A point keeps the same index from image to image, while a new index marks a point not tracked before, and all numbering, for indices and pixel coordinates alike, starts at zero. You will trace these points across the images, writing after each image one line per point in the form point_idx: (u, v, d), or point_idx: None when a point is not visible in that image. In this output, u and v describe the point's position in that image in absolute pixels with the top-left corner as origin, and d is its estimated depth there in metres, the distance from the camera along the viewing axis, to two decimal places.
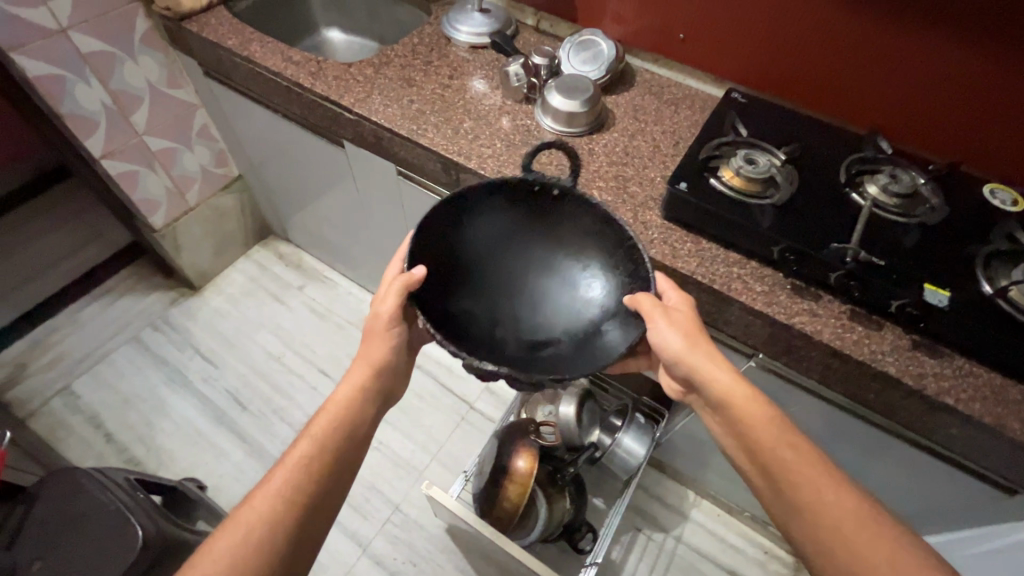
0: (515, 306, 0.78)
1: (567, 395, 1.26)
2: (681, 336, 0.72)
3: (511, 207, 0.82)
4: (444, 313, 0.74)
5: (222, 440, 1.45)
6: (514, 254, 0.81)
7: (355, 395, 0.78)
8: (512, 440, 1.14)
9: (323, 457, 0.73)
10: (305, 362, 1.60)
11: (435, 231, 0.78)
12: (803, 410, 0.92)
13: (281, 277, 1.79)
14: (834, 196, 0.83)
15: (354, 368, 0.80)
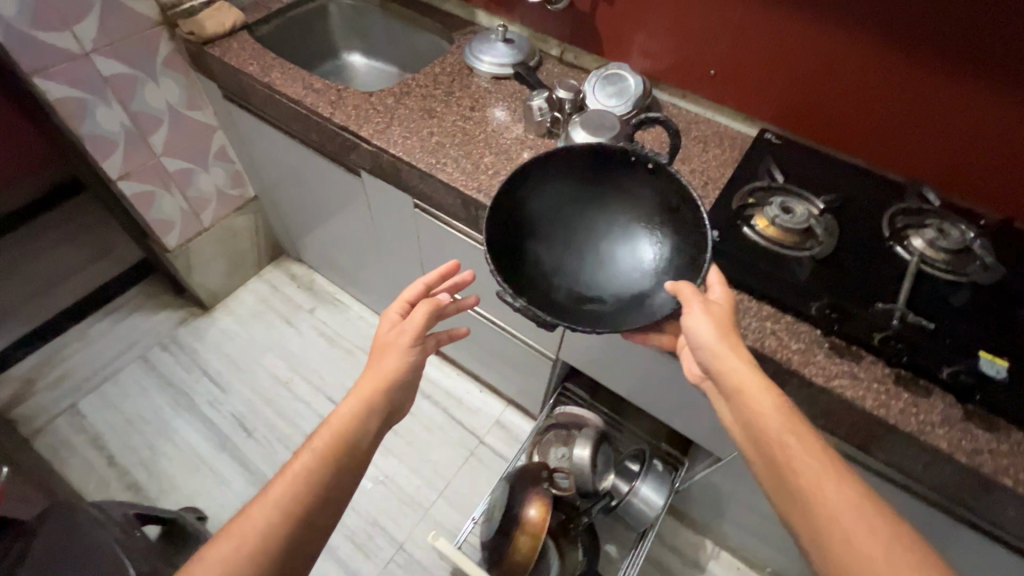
0: (581, 258, 0.87)
1: (581, 437, 1.21)
2: (717, 331, 0.67)
3: (600, 170, 0.88)
4: (516, 254, 0.84)
5: (225, 467, 1.41)
6: (593, 216, 0.89)
7: (363, 406, 0.69)
8: (523, 485, 1.09)
9: (327, 469, 0.63)
10: (313, 388, 1.56)
11: (529, 181, 0.86)
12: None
13: (292, 299, 1.76)
14: (875, 250, 0.78)
15: (365, 377, 0.72)
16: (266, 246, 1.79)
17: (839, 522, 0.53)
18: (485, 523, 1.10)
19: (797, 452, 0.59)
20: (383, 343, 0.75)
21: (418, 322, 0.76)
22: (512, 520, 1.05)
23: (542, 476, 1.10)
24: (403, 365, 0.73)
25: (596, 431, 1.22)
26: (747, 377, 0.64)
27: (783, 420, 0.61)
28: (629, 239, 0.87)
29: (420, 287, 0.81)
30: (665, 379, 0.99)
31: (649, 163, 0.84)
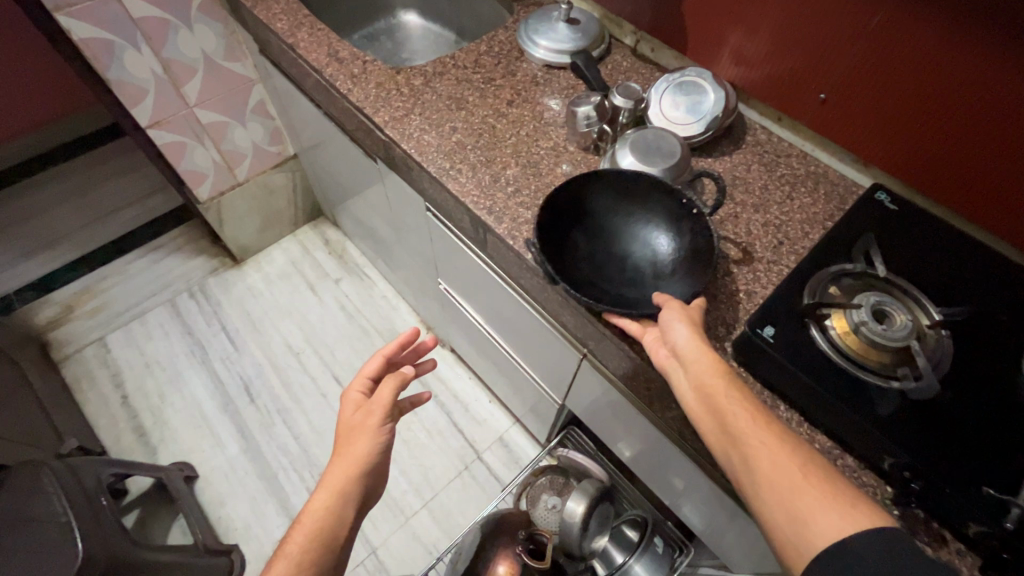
0: (604, 265, 0.71)
1: (577, 491, 1.07)
2: (687, 321, 0.57)
3: (668, 215, 0.72)
4: (552, 222, 0.71)
5: (223, 429, 1.41)
6: (651, 228, 0.73)
7: (337, 498, 0.61)
8: (497, 542, 0.97)
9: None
10: (321, 363, 1.52)
11: (604, 176, 0.74)
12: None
13: (320, 265, 1.71)
14: (999, 398, 0.56)
15: (334, 467, 0.63)
16: (303, 206, 1.73)
17: (787, 489, 0.45)
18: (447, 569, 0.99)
19: (743, 415, 0.50)
20: (348, 425, 0.67)
21: (385, 397, 0.68)
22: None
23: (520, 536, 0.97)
24: (377, 448, 0.64)
25: (596, 487, 1.08)
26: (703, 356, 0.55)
27: (726, 387, 0.52)
28: (669, 252, 0.71)
29: (379, 360, 0.75)
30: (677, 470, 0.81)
31: (696, 207, 0.69)
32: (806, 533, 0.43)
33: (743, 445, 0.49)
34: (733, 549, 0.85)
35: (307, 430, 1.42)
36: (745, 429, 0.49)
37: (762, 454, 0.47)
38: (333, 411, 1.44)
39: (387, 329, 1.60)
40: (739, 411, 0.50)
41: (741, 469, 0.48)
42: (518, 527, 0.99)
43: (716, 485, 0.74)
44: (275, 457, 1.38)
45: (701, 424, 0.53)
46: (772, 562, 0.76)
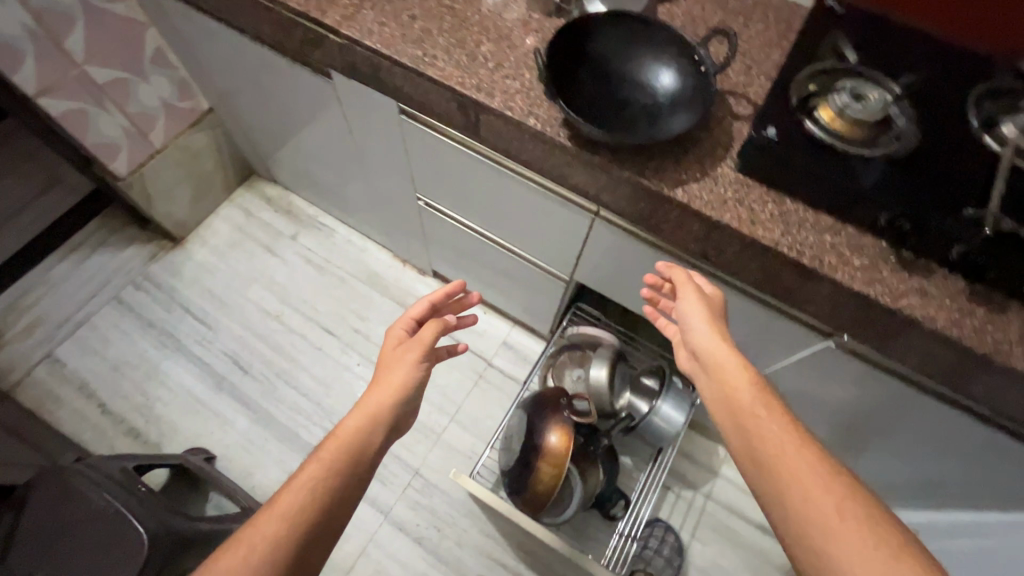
0: (604, 104, 0.76)
1: (597, 357, 1.16)
2: (709, 323, 0.69)
3: (673, 65, 0.77)
4: (561, 62, 0.76)
5: (225, 406, 1.36)
6: (654, 77, 0.77)
7: (370, 415, 0.65)
8: (543, 412, 1.03)
9: (334, 479, 0.59)
10: (306, 320, 1.49)
11: (615, 24, 0.79)
12: (878, 392, 0.82)
13: (270, 225, 1.61)
14: (958, 145, 0.66)
15: (373, 389, 0.68)
16: (232, 166, 1.60)
17: (818, 515, 0.50)
18: (505, 453, 1.06)
19: (779, 429, 0.57)
20: (388, 360, 0.72)
21: (426, 341, 0.73)
22: (541, 452, 1.00)
23: (563, 403, 1.04)
24: (404, 379, 0.69)
25: (612, 350, 1.17)
26: (732, 367, 0.64)
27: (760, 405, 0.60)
28: (671, 91, 0.76)
29: (426, 306, 0.79)
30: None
31: (703, 61, 0.74)
32: (832, 562, 0.47)
33: (777, 471, 0.54)
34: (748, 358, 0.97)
35: (313, 385, 1.41)
36: (780, 446, 0.56)
37: (796, 469, 0.53)
38: (335, 361, 1.43)
39: (363, 271, 1.57)
40: (775, 427, 0.57)
41: (776, 488, 0.53)
42: (559, 396, 1.06)
43: (732, 297, 0.83)
44: (290, 418, 1.36)
45: (732, 438, 0.60)
46: (788, 349, 0.87)
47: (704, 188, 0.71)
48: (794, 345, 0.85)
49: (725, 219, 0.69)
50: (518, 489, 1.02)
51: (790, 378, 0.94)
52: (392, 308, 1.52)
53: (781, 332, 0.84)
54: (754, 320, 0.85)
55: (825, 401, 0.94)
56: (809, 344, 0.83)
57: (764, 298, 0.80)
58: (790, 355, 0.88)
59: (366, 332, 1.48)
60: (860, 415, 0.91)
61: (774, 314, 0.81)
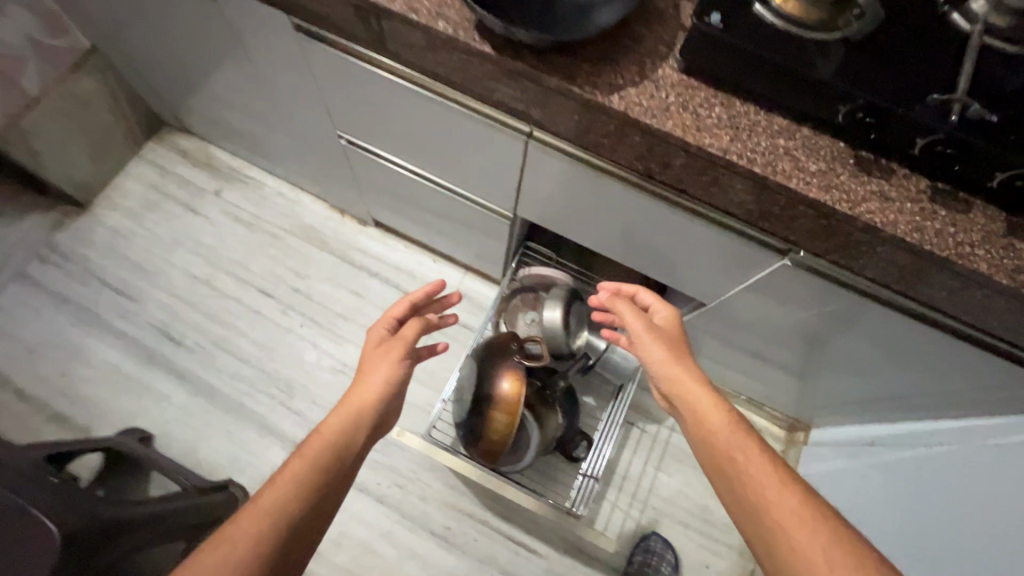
0: None
1: (550, 298, 1.09)
2: (666, 350, 0.75)
3: None
4: None
5: (160, 381, 1.26)
6: None
7: (354, 409, 0.66)
8: (494, 357, 0.97)
9: (320, 471, 0.58)
10: (240, 283, 1.37)
11: None
12: (836, 308, 0.78)
13: (189, 181, 1.46)
14: (921, 24, 0.58)
15: (358, 386, 0.68)
16: (135, 116, 1.41)
17: (799, 549, 0.53)
18: (458, 402, 1.01)
19: (760, 461, 0.61)
20: (372, 358, 0.72)
21: (408, 339, 0.75)
22: (494, 399, 0.94)
23: (515, 347, 0.99)
24: (388, 374, 0.70)
25: (566, 290, 1.11)
26: (703, 400, 0.69)
27: (740, 435, 0.65)
28: None
29: (406, 305, 0.83)
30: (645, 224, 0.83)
31: None
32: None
33: (757, 502, 0.58)
34: (705, 285, 0.92)
35: (255, 351, 1.31)
36: (760, 478, 0.60)
37: (777, 501, 0.57)
38: (276, 323, 1.34)
39: (298, 226, 1.45)
40: (756, 458, 0.62)
41: (761, 525, 0.57)
42: (510, 341, 1.00)
43: (684, 219, 0.76)
44: (233, 388, 1.27)
45: (717, 473, 0.64)
46: (746, 272, 0.82)
47: (644, 93, 0.62)
48: (750, 267, 0.80)
49: (668, 126, 0.61)
50: (473, 440, 0.98)
51: (748, 302, 0.90)
52: (333, 264, 1.41)
53: (737, 254, 0.78)
54: (708, 243, 0.79)
55: (782, 322, 0.91)
56: (765, 264, 0.77)
57: (716, 217, 0.73)
58: (747, 278, 0.83)
59: (307, 291, 1.38)
60: (819, 333, 0.88)
61: (728, 235, 0.75)
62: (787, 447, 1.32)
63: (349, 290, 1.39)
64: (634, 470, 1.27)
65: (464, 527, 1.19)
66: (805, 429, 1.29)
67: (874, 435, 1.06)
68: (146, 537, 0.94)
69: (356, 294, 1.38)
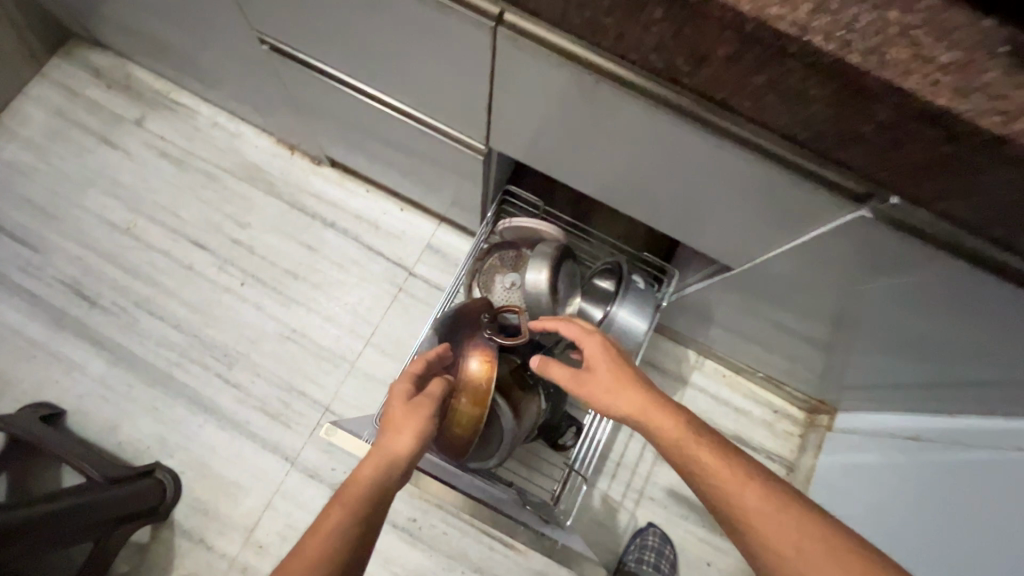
0: None
1: (534, 258, 0.88)
2: (625, 394, 0.60)
3: None
4: None
5: (71, 348, 1.07)
6: None
7: (388, 457, 0.55)
8: (460, 332, 0.77)
9: (355, 530, 0.50)
10: (168, 233, 1.15)
11: None
12: (915, 278, 0.55)
13: (104, 107, 1.21)
14: None
15: (388, 433, 0.57)
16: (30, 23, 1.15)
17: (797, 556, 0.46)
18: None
19: (712, 458, 0.53)
20: (404, 404, 0.60)
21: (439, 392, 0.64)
22: (459, 386, 0.73)
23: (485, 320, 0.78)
24: (422, 427, 0.59)
25: (553, 247, 0.89)
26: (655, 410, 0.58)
27: (686, 434, 0.55)
28: None
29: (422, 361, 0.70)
30: (664, 158, 0.60)
31: None
32: None
33: (734, 512, 0.50)
34: (737, 243, 0.70)
35: (186, 313, 1.11)
36: (724, 483, 0.51)
37: (750, 502, 0.49)
38: (211, 281, 1.13)
39: (238, 163, 1.21)
40: (708, 456, 0.53)
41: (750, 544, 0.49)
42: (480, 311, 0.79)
43: (721, 149, 0.53)
44: (159, 357, 1.08)
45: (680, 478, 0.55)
46: (799, 228, 0.59)
47: None
48: (808, 221, 0.57)
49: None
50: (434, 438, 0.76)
51: (791, 264, 0.67)
52: (279, 211, 1.18)
53: (792, 201, 0.55)
54: (753, 184, 0.56)
55: (830, 289, 0.68)
56: (830, 217, 0.55)
57: (768, 148, 0.50)
58: (800, 235, 0.61)
59: (248, 243, 1.16)
60: (877, 307, 0.65)
61: (782, 174, 0.52)
62: (806, 431, 1.14)
63: (299, 242, 1.17)
64: (630, 457, 1.10)
65: (431, 519, 1.04)
66: (831, 412, 1.10)
67: (924, 427, 0.85)
68: (41, 537, 0.78)
69: (307, 247, 1.16)
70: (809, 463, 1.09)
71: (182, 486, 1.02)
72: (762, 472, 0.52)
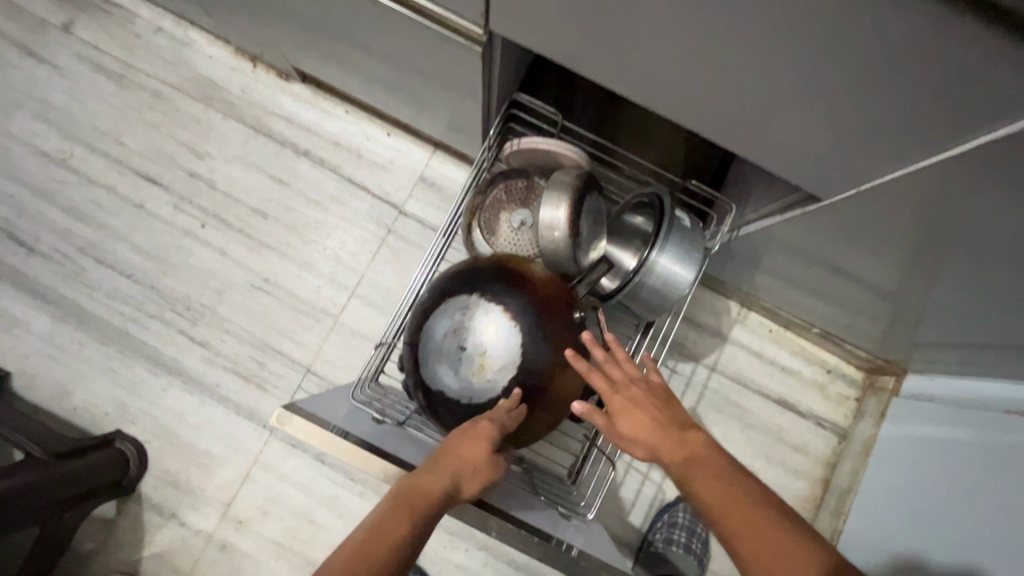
0: None
1: (550, 190, 0.69)
2: (648, 418, 0.53)
3: None
4: None
5: (9, 302, 0.92)
6: None
7: (458, 491, 0.50)
8: (546, 323, 0.60)
9: (410, 555, 0.45)
10: (112, 164, 0.96)
11: None
12: None
13: (23, 9, 0.99)
14: None
15: (468, 465, 0.51)
16: None
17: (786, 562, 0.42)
18: (445, 341, 0.60)
19: (713, 485, 0.47)
20: (494, 444, 0.53)
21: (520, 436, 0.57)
22: (527, 395, 0.59)
23: (577, 320, 0.62)
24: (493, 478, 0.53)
25: (574, 175, 0.70)
26: (668, 430, 0.52)
27: (689, 462, 0.49)
28: None
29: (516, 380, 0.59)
30: (755, 21, 0.40)
31: None
32: None
33: (720, 515, 0.45)
34: (836, 159, 0.51)
35: (138, 261, 0.94)
36: (714, 507, 0.46)
37: (738, 524, 0.44)
38: (166, 222, 0.95)
39: (189, 78, 1.00)
40: (703, 481, 0.48)
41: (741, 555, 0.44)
42: (567, 302, 0.62)
43: None
44: (112, 311, 0.93)
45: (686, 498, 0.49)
46: (957, 129, 0.40)
47: None
48: (978, 116, 0.38)
49: None
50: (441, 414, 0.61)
51: (932, 185, 0.47)
52: (243, 137, 0.99)
53: (968, 82, 0.36)
54: (905, 53, 0.37)
55: (984, 226, 0.48)
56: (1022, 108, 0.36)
57: None
58: (953, 142, 0.42)
59: (207, 175, 0.97)
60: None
61: (968, 25, 0.32)
62: (866, 394, 0.98)
63: (268, 175, 0.98)
64: None
65: None
66: (898, 374, 0.93)
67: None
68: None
69: (277, 180, 0.98)
70: (867, 433, 0.93)
71: (149, 457, 0.90)
72: (763, 496, 0.46)
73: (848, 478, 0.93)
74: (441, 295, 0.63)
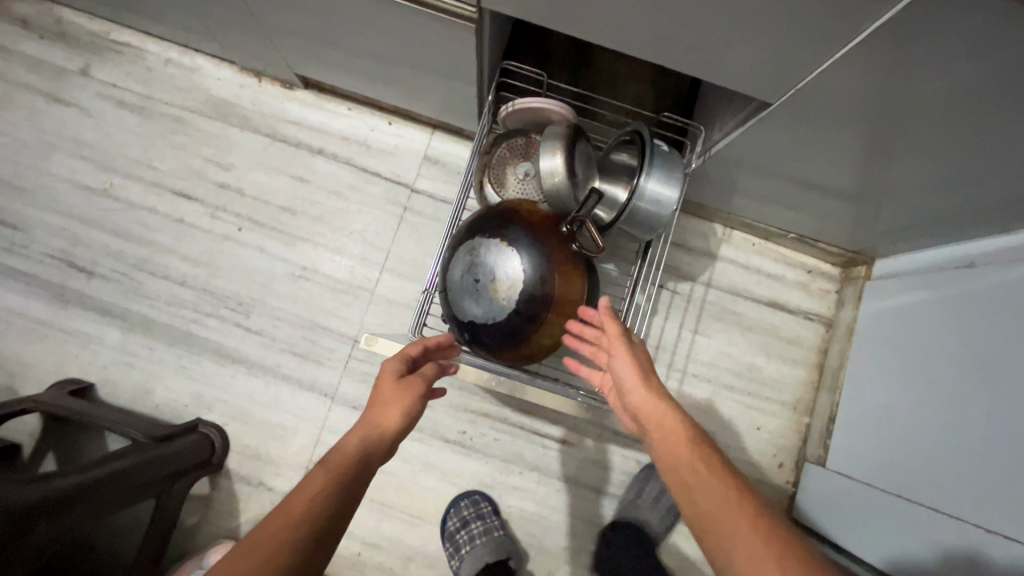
0: None
1: (546, 142, 0.81)
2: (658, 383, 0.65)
3: None
4: None
5: (81, 322, 1.03)
6: None
7: (376, 428, 0.59)
8: (541, 240, 0.74)
9: (336, 491, 0.52)
10: (149, 187, 1.07)
11: None
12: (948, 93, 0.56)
13: (43, 60, 1.09)
14: None
15: (380, 407, 0.60)
16: None
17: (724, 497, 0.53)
18: (464, 281, 0.75)
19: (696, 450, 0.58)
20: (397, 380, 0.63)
21: (429, 375, 0.65)
22: (540, 300, 0.73)
23: (565, 233, 0.75)
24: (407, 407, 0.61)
25: (564, 126, 0.82)
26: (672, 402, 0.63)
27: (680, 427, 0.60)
28: None
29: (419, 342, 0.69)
30: None
31: None
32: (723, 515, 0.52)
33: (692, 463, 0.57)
34: (783, 62, 0.62)
35: (188, 269, 1.05)
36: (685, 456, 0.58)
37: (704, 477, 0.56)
38: (206, 231, 1.06)
39: (204, 100, 1.10)
40: (686, 441, 0.59)
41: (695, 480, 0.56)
42: (555, 222, 0.76)
43: None
44: (173, 316, 1.04)
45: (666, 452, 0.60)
46: (847, 29, 0.54)
47: None
48: (858, 18, 0.52)
49: None
50: (489, 337, 0.74)
51: (868, 66, 0.58)
52: (261, 145, 1.09)
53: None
54: None
55: (907, 96, 0.59)
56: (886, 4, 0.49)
57: None
58: (847, 39, 0.55)
59: (235, 184, 1.08)
60: (975, 105, 0.55)
61: None
62: (844, 285, 1.11)
63: (289, 175, 1.09)
64: (664, 338, 1.10)
65: (482, 429, 1.04)
66: (867, 262, 1.06)
67: (977, 254, 0.82)
68: (128, 488, 0.80)
69: (298, 179, 1.09)
70: (849, 317, 1.07)
71: (230, 438, 1.02)
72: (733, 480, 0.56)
73: (837, 359, 1.06)
74: (455, 247, 0.78)
